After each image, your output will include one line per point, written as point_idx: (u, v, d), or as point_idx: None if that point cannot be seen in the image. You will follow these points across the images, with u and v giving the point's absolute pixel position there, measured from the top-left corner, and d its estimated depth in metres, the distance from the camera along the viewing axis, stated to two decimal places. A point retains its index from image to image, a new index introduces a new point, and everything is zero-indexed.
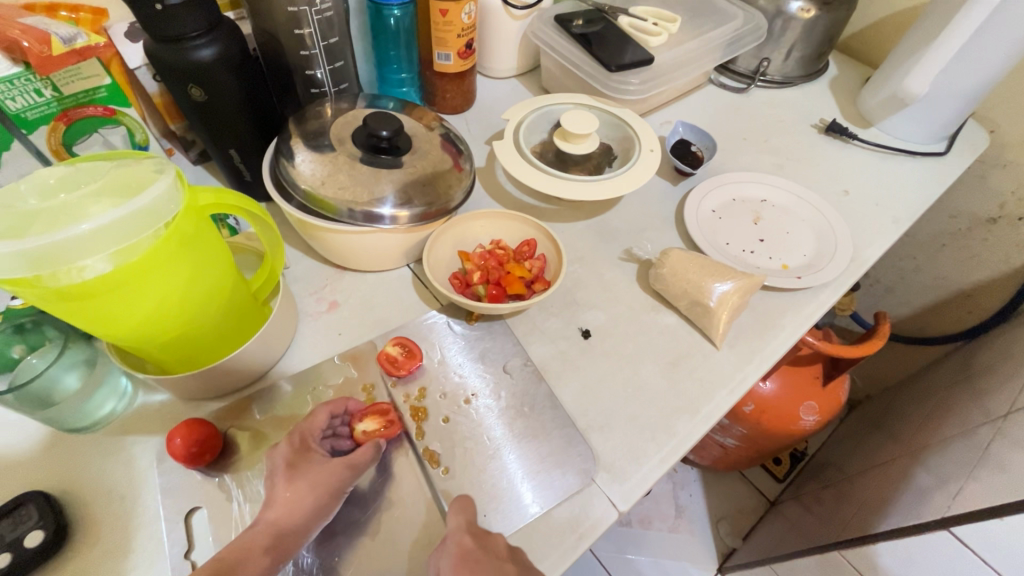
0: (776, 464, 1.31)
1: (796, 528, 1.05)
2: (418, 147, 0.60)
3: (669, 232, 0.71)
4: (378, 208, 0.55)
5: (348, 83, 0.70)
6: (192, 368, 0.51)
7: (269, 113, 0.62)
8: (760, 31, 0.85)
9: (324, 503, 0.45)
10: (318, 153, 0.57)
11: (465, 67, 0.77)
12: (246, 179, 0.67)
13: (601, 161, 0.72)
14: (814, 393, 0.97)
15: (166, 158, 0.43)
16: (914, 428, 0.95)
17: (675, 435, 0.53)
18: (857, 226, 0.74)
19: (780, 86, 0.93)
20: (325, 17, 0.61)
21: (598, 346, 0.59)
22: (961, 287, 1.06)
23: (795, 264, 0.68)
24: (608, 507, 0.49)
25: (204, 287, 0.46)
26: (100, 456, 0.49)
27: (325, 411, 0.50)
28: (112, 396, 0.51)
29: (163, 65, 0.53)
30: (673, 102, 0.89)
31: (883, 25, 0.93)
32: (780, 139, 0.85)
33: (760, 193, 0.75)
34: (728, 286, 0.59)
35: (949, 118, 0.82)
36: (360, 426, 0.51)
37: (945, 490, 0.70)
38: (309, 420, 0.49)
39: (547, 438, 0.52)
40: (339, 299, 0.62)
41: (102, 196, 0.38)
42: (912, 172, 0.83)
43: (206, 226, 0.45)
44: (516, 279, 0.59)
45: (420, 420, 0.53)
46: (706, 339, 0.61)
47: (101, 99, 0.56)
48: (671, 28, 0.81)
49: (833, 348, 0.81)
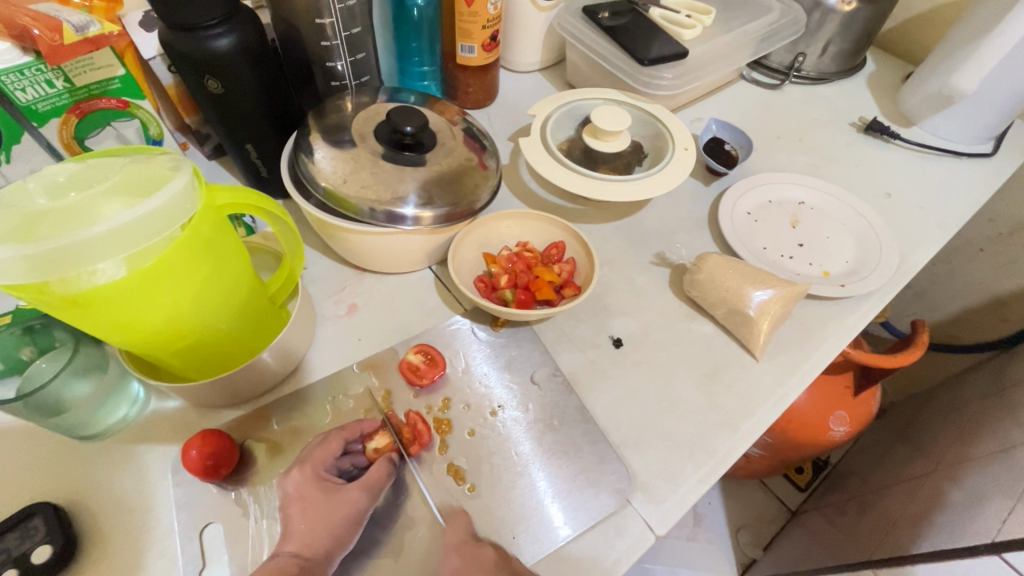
0: (798, 472, 1.28)
1: (820, 541, 1.02)
2: (442, 144, 0.57)
3: (702, 236, 0.67)
4: (400, 208, 0.53)
5: (369, 76, 0.67)
6: (208, 375, 0.49)
7: (287, 107, 0.60)
8: (798, 24, 0.80)
9: (344, 530, 0.43)
10: (339, 149, 0.54)
11: (490, 60, 0.74)
12: (263, 175, 0.64)
13: (632, 160, 0.69)
14: (845, 402, 0.94)
15: (182, 155, 0.40)
16: (947, 440, 0.92)
17: (713, 453, 0.50)
18: (901, 231, 0.70)
19: (815, 82, 0.89)
20: (347, 7, 0.59)
21: (630, 356, 0.56)
22: (998, 294, 1.01)
23: (837, 271, 0.64)
24: (644, 531, 0.46)
25: (219, 291, 0.43)
26: (112, 465, 0.47)
27: (338, 437, 0.47)
28: (124, 401, 0.49)
29: (179, 56, 0.50)
30: (703, 98, 0.85)
31: (926, 18, 0.89)
32: (818, 138, 0.81)
33: (797, 195, 0.72)
34: (770, 294, 0.56)
35: (997, 118, 0.78)
36: (371, 443, 0.49)
37: (990, 512, 0.67)
38: (322, 445, 0.46)
39: (578, 454, 0.49)
40: (358, 302, 0.60)
41: (114, 194, 0.36)
42: (957, 173, 0.78)
43: (222, 227, 0.42)
44: (545, 283, 0.56)
45: (444, 433, 0.50)
46: (745, 350, 0.58)
47: (114, 90, 0.53)
48: (705, 20, 0.77)
49: (871, 358, 0.78)
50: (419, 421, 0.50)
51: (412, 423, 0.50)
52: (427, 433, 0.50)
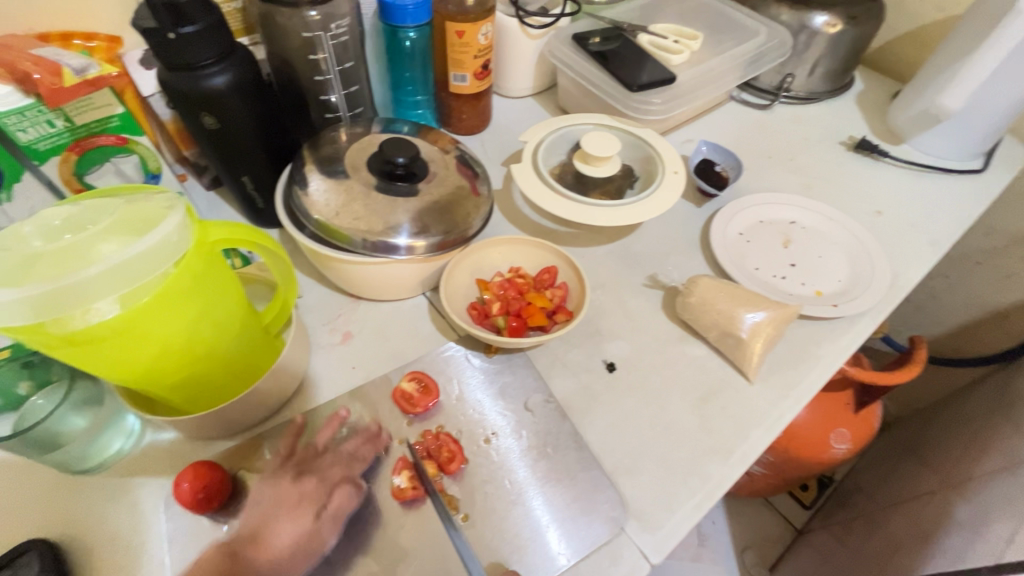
0: (803, 490, 1.26)
1: (827, 561, 1.00)
2: (435, 173, 0.58)
3: (694, 257, 0.68)
4: (393, 238, 0.53)
5: (363, 107, 0.69)
6: (203, 408, 0.49)
7: (283, 140, 0.61)
8: (785, 46, 0.82)
9: None
10: (333, 180, 0.55)
11: (482, 88, 0.75)
12: (259, 207, 0.65)
13: (623, 184, 0.70)
14: (846, 419, 0.93)
15: (177, 193, 0.41)
16: (952, 456, 0.91)
17: (708, 479, 0.50)
18: (893, 249, 0.70)
19: (805, 101, 0.90)
20: (341, 42, 0.60)
21: (623, 379, 0.56)
22: (996, 308, 1.01)
23: (829, 291, 0.64)
24: (639, 559, 0.46)
25: (213, 325, 0.44)
26: (107, 500, 0.47)
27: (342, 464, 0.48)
28: (119, 434, 0.49)
29: (176, 95, 0.51)
30: (694, 120, 0.86)
31: (912, 37, 0.90)
32: (807, 157, 0.82)
33: (787, 215, 0.72)
34: (761, 316, 0.56)
35: (985, 135, 0.79)
36: (395, 481, 0.49)
37: (995, 531, 0.66)
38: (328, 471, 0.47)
39: (572, 480, 0.49)
40: (353, 330, 0.60)
41: (110, 234, 0.37)
42: (948, 190, 0.79)
43: (215, 261, 0.43)
44: (537, 310, 0.57)
45: (446, 460, 0.50)
46: (738, 373, 0.57)
47: (114, 128, 0.54)
48: (692, 45, 0.79)
49: (868, 375, 0.77)
50: (439, 445, 0.51)
51: (442, 443, 0.51)
52: (459, 448, 0.51)
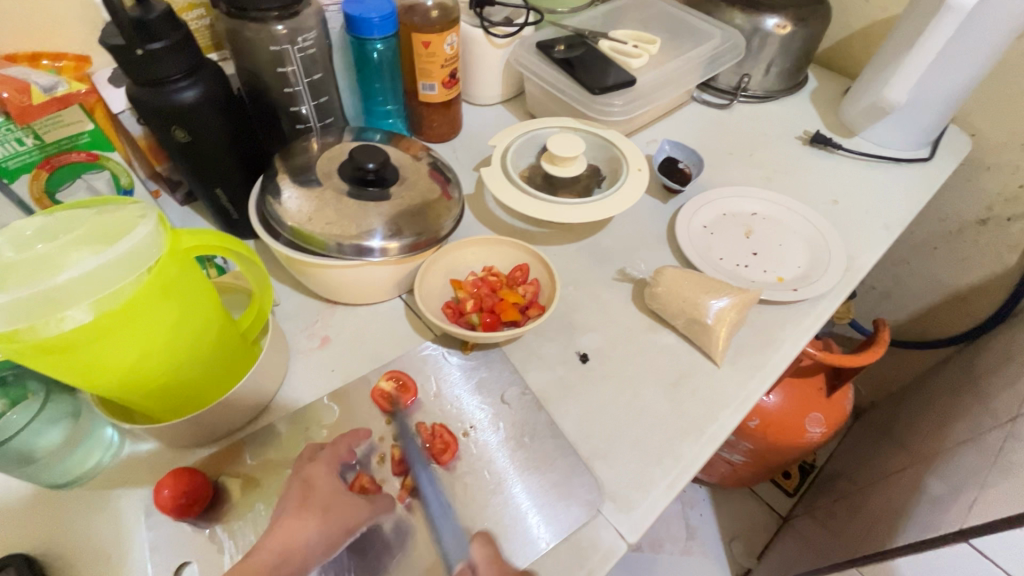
0: (785, 478, 1.29)
1: (810, 544, 1.03)
2: (406, 178, 0.60)
3: (662, 250, 0.70)
4: (368, 241, 0.55)
5: (333, 118, 0.70)
6: (181, 415, 0.49)
7: (255, 150, 0.62)
8: (739, 48, 0.86)
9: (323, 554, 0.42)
10: (305, 188, 0.56)
11: (451, 96, 0.78)
12: (234, 218, 0.66)
13: (590, 183, 0.72)
14: (820, 404, 0.96)
15: (148, 202, 0.42)
16: (923, 434, 0.94)
17: (680, 459, 0.52)
18: (849, 235, 0.74)
19: (762, 100, 0.94)
20: (308, 55, 0.62)
21: (596, 369, 0.58)
22: (955, 290, 1.06)
23: (790, 277, 0.67)
24: (616, 539, 0.47)
25: (189, 332, 0.45)
26: (87, 511, 0.47)
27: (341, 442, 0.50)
28: (97, 447, 0.50)
29: (146, 109, 0.52)
30: (658, 121, 0.90)
31: (859, 37, 0.95)
32: (766, 152, 0.86)
33: (749, 207, 0.76)
34: (725, 303, 0.59)
35: (930, 124, 0.83)
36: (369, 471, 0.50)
37: (960, 499, 0.69)
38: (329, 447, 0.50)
39: (550, 468, 0.51)
40: (331, 334, 0.61)
41: (81, 243, 0.38)
42: (899, 178, 0.83)
43: (190, 268, 0.44)
44: (510, 305, 0.59)
45: (439, 453, 0.51)
46: (706, 357, 0.60)
47: (84, 145, 0.55)
48: (651, 49, 0.83)
49: (835, 358, 0.80)
50: (433, 438, 0.52)
51: (438, 435, 0.52)
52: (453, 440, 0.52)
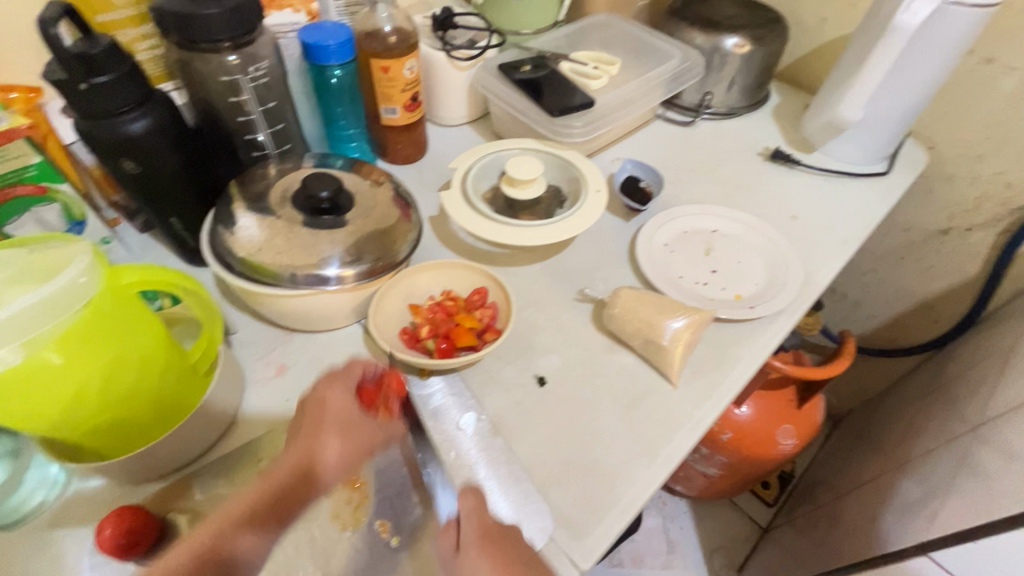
0: (765, 488, 1.29)
1: (788, 555, 1.03)
2: (362, 204, 0.60)
3: (622, 270, 0.71)
4: (323, 270, 0.55)
5: (291, 144, 0.71)
6: (127, 452, 0.48)
7: (209, 178, 0.62)
8: (698, 67, 0.87)
9: None
10: (262, 217, 0.57)
11: (414, 119, 0.78)
12: (191, 246, 0.66)
13: (551, 204, 0.73)
14: (791, 415, 0.97)
15: (86, 240, 0.42)
16: (893, 442, 0.95)
17: (635, 481, 0.52)
18: (807, 250, 0.75)
19: (726, 116, 0.96)
20: (262, 83, 0.63)
21: (554, 392, 0.58)
22: (922, 298, 1.07)
23: (748, 294, 0.68)
24: (569, 568, 0.47)
25: (132, 369, 0.44)
26: (29, 552, 0.46)
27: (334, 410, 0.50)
28: (41, 486, 0.49)
29: (93, 142, 0.52)
30: (622, 139, 0.91)
31: (818, 54, 0.97)
32: (728, 169, 0.87)
33: (709, 224, 0.76)
34: (681, 323, 0.59)
35: (886, 140, 0.85)
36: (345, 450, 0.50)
37: (924, 511, 0.70)
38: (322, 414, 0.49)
39: (504, 495, 0.51)
40: (287, 362, 0.61)
41: (11, 285, 0.37)
42: (857, 192, 0.85)
43: (131, 303, 0.43)
44: (465, 331, 0.58)
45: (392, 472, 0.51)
46: (664, 378, 0.60)
47: (31, 177, 0.55)
48: (610, 71, 0.84)
49: (800, 372, 0.81)
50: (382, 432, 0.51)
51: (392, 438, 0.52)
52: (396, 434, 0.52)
